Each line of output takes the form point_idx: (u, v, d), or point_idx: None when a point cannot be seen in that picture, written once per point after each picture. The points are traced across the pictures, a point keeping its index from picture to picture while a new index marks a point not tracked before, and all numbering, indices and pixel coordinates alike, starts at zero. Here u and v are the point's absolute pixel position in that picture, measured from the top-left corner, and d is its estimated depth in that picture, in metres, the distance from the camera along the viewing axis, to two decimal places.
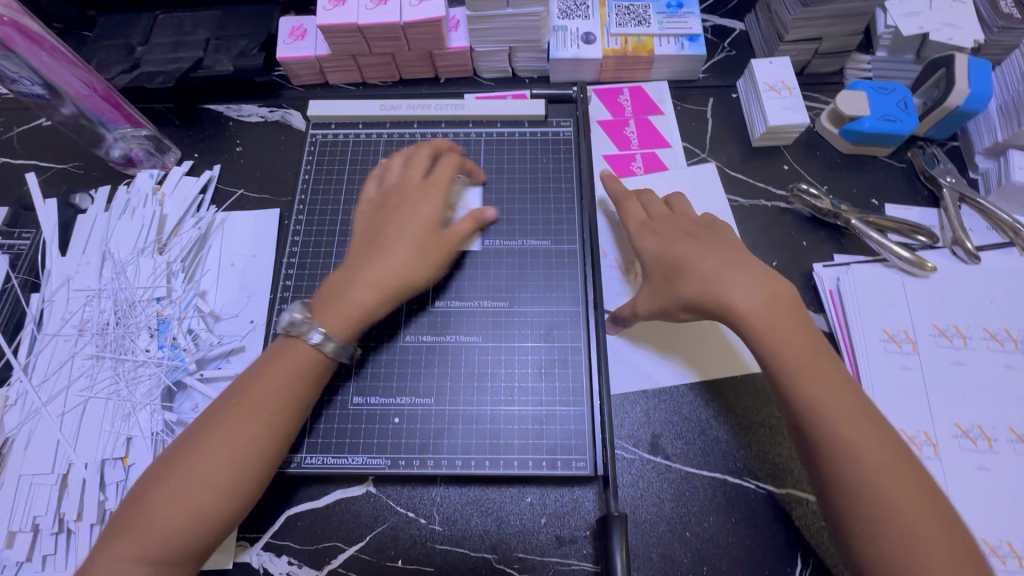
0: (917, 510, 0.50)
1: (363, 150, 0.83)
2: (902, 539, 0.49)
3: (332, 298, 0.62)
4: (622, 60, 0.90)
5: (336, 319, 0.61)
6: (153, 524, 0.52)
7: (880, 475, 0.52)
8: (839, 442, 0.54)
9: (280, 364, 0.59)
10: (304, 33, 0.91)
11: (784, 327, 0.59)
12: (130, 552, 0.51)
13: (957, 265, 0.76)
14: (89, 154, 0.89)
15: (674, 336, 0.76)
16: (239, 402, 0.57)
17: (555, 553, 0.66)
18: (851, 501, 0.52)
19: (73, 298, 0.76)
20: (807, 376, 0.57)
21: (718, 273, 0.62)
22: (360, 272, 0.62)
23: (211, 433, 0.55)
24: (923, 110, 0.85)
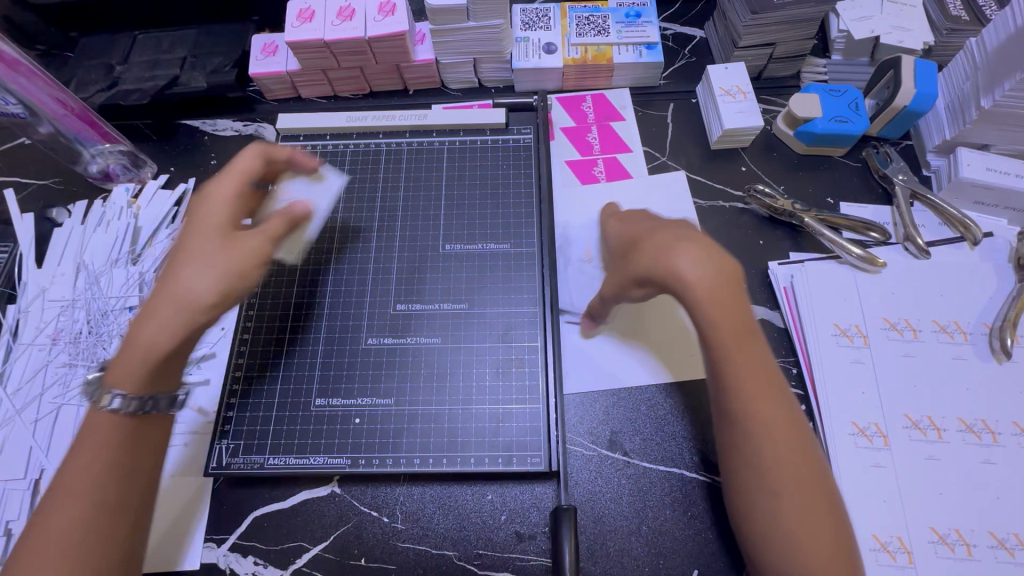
0: (804, 486, 0.54)
1: (330, 161, 0.85)
2: (781, 511, 0.53)
3: (135, 348, 0.57)
4: (583, 68, 0.92)
5: (123, 376, 0.56)
6: (79, 499, 0.52)
7: (778, 454, 0.54)
8: (745, 417, 0.56)
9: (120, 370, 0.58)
10: (275, 50, 0.93)
11: (728, 304, 0.58)
12: (66, 527, 0.52)
13: (909, 260, 0.78)
14: (67, 169, 0.92)
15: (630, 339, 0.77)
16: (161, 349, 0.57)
17: (515, 550, 0.67)
18: (750, 470, 0.55)
19: (47, 308, 0.78)
20: (734, 347, 0.57)
21: (676, 248, 0.59)
22: (152, 318, 0.57)
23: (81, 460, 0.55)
24: (874, 110, 0.87)
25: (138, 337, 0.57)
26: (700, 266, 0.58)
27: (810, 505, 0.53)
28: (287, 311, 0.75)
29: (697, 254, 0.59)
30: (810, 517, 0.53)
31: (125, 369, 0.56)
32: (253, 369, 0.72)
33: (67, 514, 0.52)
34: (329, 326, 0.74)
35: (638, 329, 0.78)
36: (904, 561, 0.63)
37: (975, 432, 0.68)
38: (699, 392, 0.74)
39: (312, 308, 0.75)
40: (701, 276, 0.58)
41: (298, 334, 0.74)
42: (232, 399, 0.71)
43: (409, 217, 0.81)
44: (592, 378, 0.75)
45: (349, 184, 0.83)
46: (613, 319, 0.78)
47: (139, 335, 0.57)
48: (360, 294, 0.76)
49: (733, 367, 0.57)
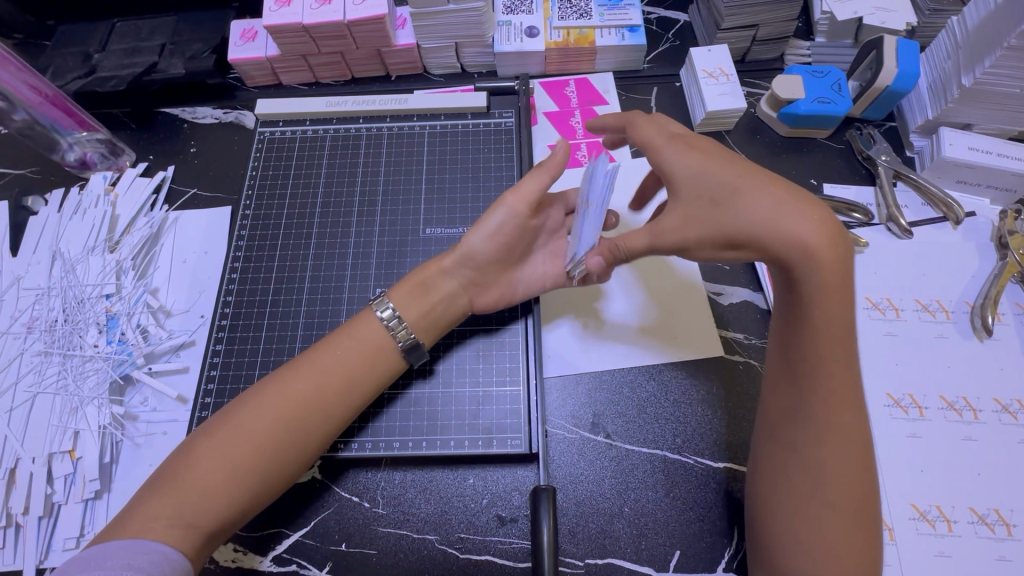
0: (863, 495, 0.53)
1: (310, 146, 0.85)
2: (833, 513, 0.53)
3: (427, 274, 0.68)
4: (565, 52, 0.92)
5: (325, 367, 0.61)
6: (213, 482, 0.54)
7: (847, 458, 0.53)
8: (821, 415, 0.54)
9: (348, 362, 0.62)
10: (255, 35, 0.92)
11: (835, 296, 0.52)
12: (165, 508, 0.53)
13: (891, 241, 0.78)
14: (44, 158, 0.91)
15: (612, 328, 0.77)
16: (321, 418, 0.59)
17: (495, 533, 0.67)
18: (810, 470, 0.54)
19: (23, 297, 0.78)
20: (829, 340, 0.53)
21: (803, 225, 0.52)
22: (443, 269, 0.68)
23: (251, 426, 0.57)
24: (857, 92, 0.87)
25: (302, 390, 0.59)
26: (821, 245, 0.52)
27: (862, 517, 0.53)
28: (266, 297, 0.75)
29: (822, 222, 0.52)
30: (860, 533, 0.52)
31: (329, 402, 0.60)
32: (231, 355, 0.72)
33: (249, 487, 0.56)
34: (309, 311, 0.74)
35: (619, 318, 0.77)
36: (886, 538, 0.63)
37: (957, 409, 0.68)
38: (679, 374, 0.74)
39: (291, 294, 0.75)
40: (829, 253, 0.52)
41: (277, 320, 0.74)
42: (209, 386, 0.71)
43: (389, 202, 0.80)
44: (577, 362, 0.75)
45: (329, 170, 0.83)
46: (593, 310, 0.78)
47: (294, 388, 0.59)
48: (340, 280, 0.76)
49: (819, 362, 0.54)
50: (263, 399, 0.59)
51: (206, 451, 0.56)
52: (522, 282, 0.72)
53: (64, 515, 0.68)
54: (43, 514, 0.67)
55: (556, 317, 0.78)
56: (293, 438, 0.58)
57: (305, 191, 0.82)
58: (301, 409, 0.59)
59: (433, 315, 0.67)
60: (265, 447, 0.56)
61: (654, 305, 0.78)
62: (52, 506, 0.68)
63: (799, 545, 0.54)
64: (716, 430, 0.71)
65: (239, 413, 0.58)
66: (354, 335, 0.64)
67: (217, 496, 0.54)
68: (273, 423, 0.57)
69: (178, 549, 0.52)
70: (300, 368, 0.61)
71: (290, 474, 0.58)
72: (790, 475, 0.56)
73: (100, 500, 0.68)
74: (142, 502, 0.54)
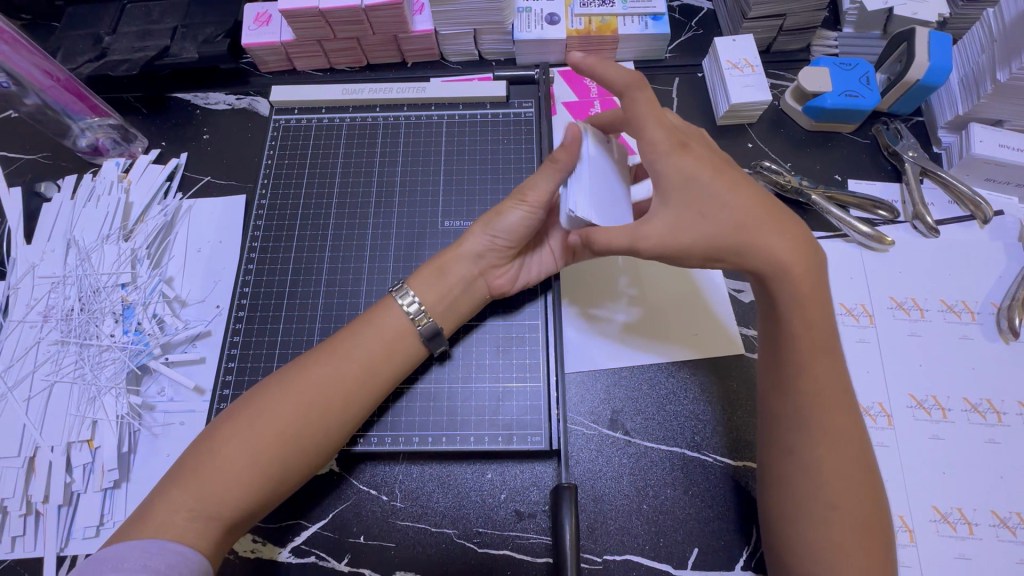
0: (864, 494, 0.54)
1: (326, 135, 0.83)
2: (836, 513, 0.53)
3: (446, 259, 0.67)
4: (586, 40, 0.89)
5: (345, 358, 0.61)
6: (236, 474, 0.54)
7: (841, 457, 0.54)
8: (810, 417, 0.55)
9: (368, 354, 0.61)
10: (268, 19, 0.90)
11: (811, 302, 0.56)
12: (187, 500, 0.53)
13: (917, 239, 0.77)
14: (55, 143, 0.89)
15: (631, 324, 0.76)
16: (341, 409, 0.59)
17: (514, 528, 0.67)
18: (808, 474, 0.55)
19: (38, 285, 0.77)
20: (812, 343, 0.56)
21: (777, 236, 0.56)
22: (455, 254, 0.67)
23: (272, 417, 0.56)
24: (886, 86, 0.85)
25: (325, 381, 0.59)
26: (791, 254, 0.56)
27: (865, 512, 0.53)
28: (283, 289, 0.74)
29: (793, 239, 0.56)
30: (863, 530, 0.53)
31: (350, 394, 0.60)
32: (249, 347, 0.71)
33: (270, 480, 0.56)
34: (326, 304, 0.73)
35: (638, 314, 0.76)
36: (906, 540, 0.63)
37: (981, 412, 0.68)
38: (699, 371, 0.73)
39: (308, 286, 0.74)
40: (800, 264, 0.56)
41: (295, 312, 0.73)
42: (228, 377, 0.70)
43: (407, 193, 0.79)
44: (593, 359, 0.74)
45: (346, 160, 0.82)
46: (612, 306, 0.77)
47: (316, 377, 0.59)
48: (357, 272, 0.75)
49: (798, 365, 0.56)
50: (284, 390, 0.58)
51: (229, 442, 0.55)
52: (535, 264, 0.71)
53: (83, 504, 0.68)
54: (63, 503, 0.67)
55: (574, 311, 0.77)
56: (314, 431, 0.58)
57: (322, 181, 0.80)
58: (321, 402, 0.58)
59: (451, 300, 0.66)
60: (288, 439, 0.56)
61: (674, 301, 0.77)
62: (72, 495, 0.68)
63: (809, 549, 0.54)
64: (735, 428, 0.70)
65: (259, 405, 0.58)
66: (376, 324, 0.63)
67: (240, 488, 0.54)
68: (296, 415, 0.57)
69: (195, 546, 0.52)
70: (321, 359, 0.60)
71: (310, 466, 0.58)
72: (789, 481, 0.56)
73: (119, 489, 0.69)
74: (162, 495, 0.54)
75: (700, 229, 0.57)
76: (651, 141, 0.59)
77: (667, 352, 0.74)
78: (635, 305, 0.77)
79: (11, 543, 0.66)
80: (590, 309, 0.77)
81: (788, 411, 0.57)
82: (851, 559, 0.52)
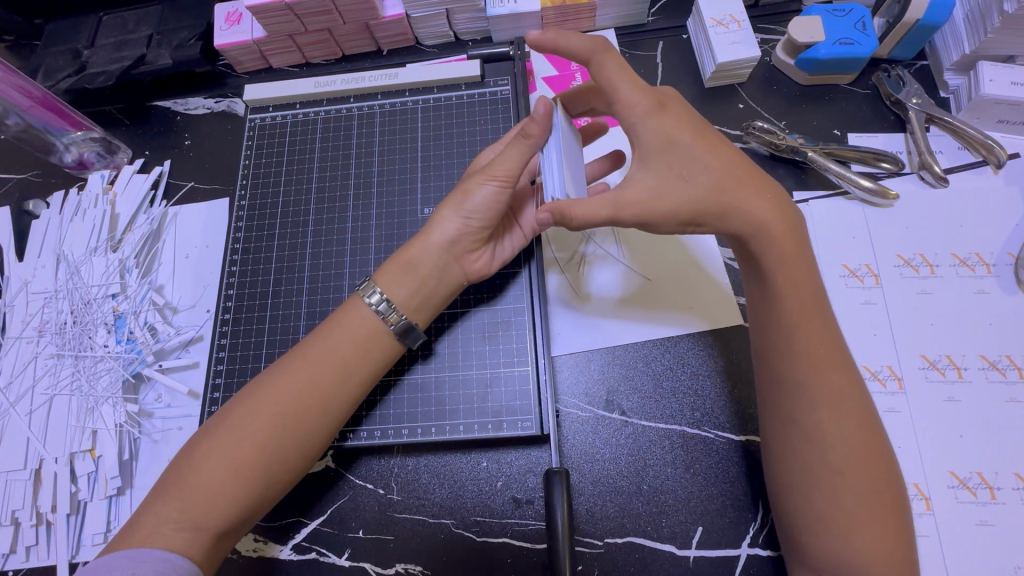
0: (871, 461, 0.51)
1: (301, 130, 0.82)
2: (844, 482, 0.50)
3: (414, 251, 0.64)
4: (562, 10, 0.85)
5: (319, 353, 0.60)
6: (216, 485, 0.54)
7: (843, 423, 0.51)
8: (803, 375, 0.53)
9: (337, 349, 0.60)
10: (239, 18, 0.88)
11: (796, 264, 0.54)
12: (173, 510, 0.53)
13: (925, 191, 0.72)
14: (42, 161, 0.90)
15: (648, 326, 0.72)
16: (317, 410, 0.58)
17: (513, 516, 0.66)
18: (813, 443, 0.52)
19: (32, 301, 0.78)
20: (799, 307, 0.54)
21: (744, 198, 0.54)
22: (419, 244, 0.64)
23: (247, 422, 0.56)
24: (884, 30, 0.79)
25: (298, 386, 0.58)
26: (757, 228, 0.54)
27: (877, 478, 0.50)
28: (267, 289, 0.74)
29: (771, 200, 0.55)
30: (873, 500, 0.50)
31: (324, 392, 0.59)
32: (237, 349, 0.71)
33: (253, 491, 0.55)
34: (310, 301, 0.73)
35: (650, 313, 0.72)
36: (923, 509, 0.59)
37: (1000, 369, 0.64)
38: (696, 346, 0.71)
39: (292, 285, 0.74)
40: (779, 224, 0.54)
41: (280, 311, 0.72)
42: (218, 380, 0.70)
43: (385, 183, 0.78)
44: (613, 375, 0.71)
45: (322, 154, 0.80)
46: (621, 313, 0.73)
47: (287, 382, 0.58)
48: (340, 267, 0.74)
49: (782, 332, 0.54)
50: (259, 393, 0.58)
51: (210, 450, 0.55)
52: (507, 242, 0.70)
53: (89, 512, 0.69)
54: (71, 512, 0.69)
55: (575, 334, 0.73)
56: (293, 432, 0.57)
57: (299, 177, 0.79)
58: (294, 401, 0.57)
59: (423, 294, 0.64)
60: (265, 444, 0.56)
61: (670, 284, 0.73)
62: (79, 504, 0.69)
63: (821, 526, 0.51)
64: (736, 402, 0.68)
65: (234, 416, 0.57)
66: (347, 324, 0.62)
67: (223, 499, 0.54)
68: (270, 424, 0.56)
69: (184, 553, 0.52)
70: (294, 361, 0.60)
71: (294, 471, 0.58)
72: (792, 450, 0.53)
73: (123, 496, 0.70)
74: (148, 510, 0.54)
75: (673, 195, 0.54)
76: (626, 104, 0.57)
77: (677, 313, 0.72)
78: (610, 253, 0.76)
79: (25, 553, 0.68)
80: (565, 262, 0.76)
81: (782, 375, 0.54)
82: (865, 531, 0.49)
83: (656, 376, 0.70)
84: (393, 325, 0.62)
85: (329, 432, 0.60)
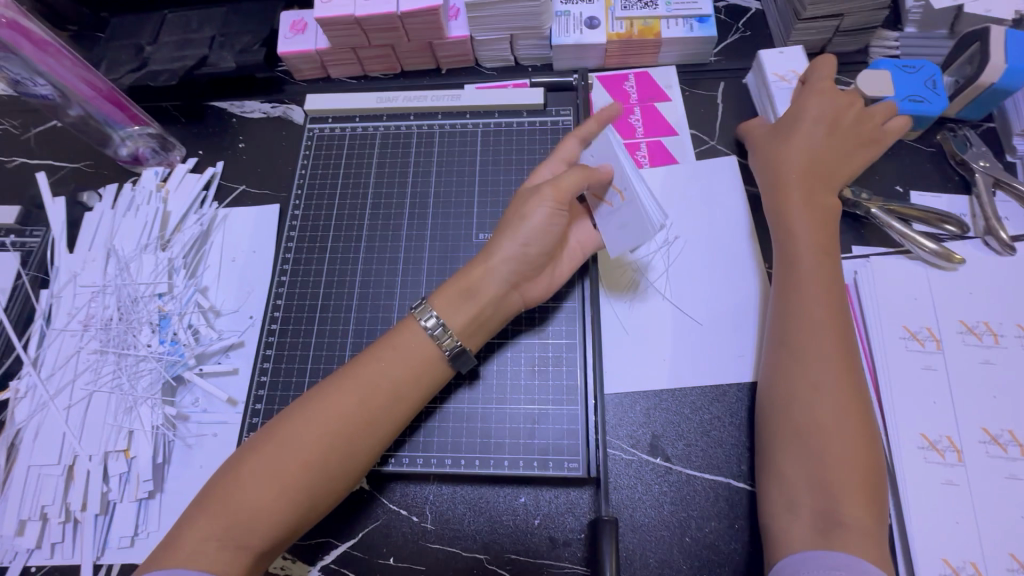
0: (860, 459, 0.54)
1: (359, 144, 0.82)
2: (832, 474, 0.54)
3: (475, 278, 0.63)
4: (627, 44, 0.85)
5: (382, 367, 0.60)
6: (253, 504, 0.53)
7: (839, 417, 0.56)
8: (823, 385, 0.57)
9: (391, 366, 0.60)
10: (304, 27, 0.89)
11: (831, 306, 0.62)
12: (214, 527, 0.52)
13: (990, 257, 0.71)
14: (97, 152, 0.91)
15: (701, 361, 0.71)
16: (368, 431, 0.58)
17: (549, 556, 0.64)
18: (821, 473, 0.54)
19: (79, 294, 0.78)
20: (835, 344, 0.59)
21: (808, 256, 0.65)
22: (482, 268, 0.64)
23: (298, 435, 0.56)
24: (953, 89, 0.78)
25: (351, 402, 0.57)
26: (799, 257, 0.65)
27: (864, 473, 0.54)
28: (316, 302, 0.74)
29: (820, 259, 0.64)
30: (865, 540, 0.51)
31: (374, 411, 0.58)
32: (281, 361, 0.71)
33: (288, 513, 0.54)
34: (358, 318, 0.72)
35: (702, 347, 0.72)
36: None
37: None
38: (748, 396, 0.69)
39: (341, 300, 0.74)
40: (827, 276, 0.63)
41: (326, 325, 0.72)
42: (260, 391, 0.70)
43: (441, 206, 0.77)
44: (671, 414, 0.69)
45: (379, 170, 0.81)
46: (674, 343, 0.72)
47: (341, 399, 0.58)
48: (391, 286, 0.74)
49: (801, 331, 0.61)
50: (313, 406, 0.57)
51: (256, 463, 0.55)
52: (564, 266, 0.70)
53: (119, 514, 0.68)
54: (100, 512, 0.68)
55: (626, 360, 0.72)
56: (341, 452, 0.56)
57: (355, 192, 0.80)
58: (346, 418, 0.57)
59: (480, 320, 0.63)
60: (313, 462, 0.55)
61: (729, 323, 0.72)
62: (108, 504, 0.69)
63: (814, 513, 0.53)
64: None
65: (277, 434, 0.56)
66: (396, 343, 0.61)
67: (268, 517, 0.53)
68: (320, 442, 0.56)
69: (225, 573, 0.51)
70: (351, 375, 0.59)
71: (338, 493, 0.57)
72: (785, 439, 0.57)
73: (153, 500, 0.69)
74: (189, 522, 0.53)
75: (822, 164, 0.69)
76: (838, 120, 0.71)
77: (733, 352, 0.71)
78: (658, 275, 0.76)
79: (50, 550, 0.68)
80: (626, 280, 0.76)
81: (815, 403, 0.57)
82: (849, 525, 0.51)
83: (713, 423, 0.68)
84: (445, 347, 0.61)
85: (377, 453, 0.59)
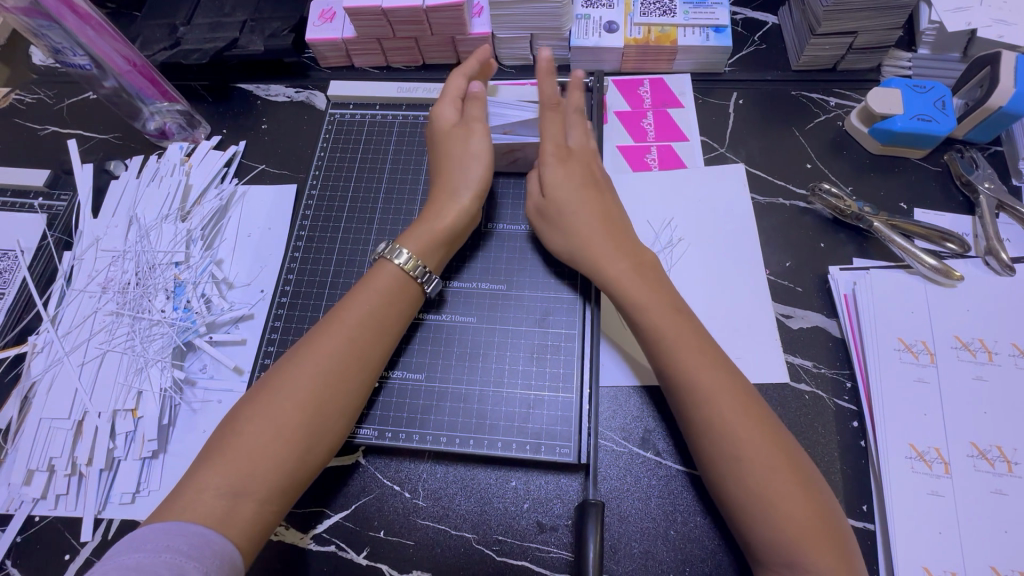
0: (792, 469, 0.54)
1: (378, 130, 0.85)
2: (770, 490, 0.53)
3: (449, 221, 0.69)
4: (644, 50, 0.88)
5: (362, 312, 0.64)
6: (259, 447, 0.55)
7: (759, 430, 0.55)
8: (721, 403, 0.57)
9: (375, 309, 0.64)
10: (332, 16, 0.92)
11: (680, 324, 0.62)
12: (216, 479, 0.54)
13: (989, 276, 0.72)
14: (127, 125, 0.94)
15: None
16: (358, 368, 0.61)
17: (535, 540, 0.65)
18: (753, 489, 0.54)
19: (100, 258, 0.81)
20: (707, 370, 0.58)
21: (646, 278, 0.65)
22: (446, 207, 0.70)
23: (291, 380, 0.59)
24: (963, 111, 0.80)
25: (340, 341, 0.61)
26: (653, 290, 0.64)
27: (804, 480, 0.54)
28: (325, 279, 0.76)
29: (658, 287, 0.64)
30: (821, 541, 0.51)
31: (361, 350, 0.62)
32: (288, 333, 0.74)
33: (295, 454, 0.56)
34: None
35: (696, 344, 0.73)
36: None
37: None
38: None
39: (350, 279, 0.76)
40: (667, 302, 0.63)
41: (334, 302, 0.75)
42: (267, 360, 0.72)
43: None
44: (663, 409, 0.70)
45: (396, 156, 0.83)
46: None
47: (332, 343, 0.61)
48: None
49: (695, 351, 0.59)
50: (304, 351, 0.61)
51: (254, 410, 0.58)
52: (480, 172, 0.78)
53: (122, 470, 0.70)
54: (104, 467, 0.70)
55: (624, 354, 0.74)
56: (334, 390, 0.59)
57: (370, 176, 0.82)
58: (337, 357, 0.60)
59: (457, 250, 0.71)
60: (310, 403, 0.58)
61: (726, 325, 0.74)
62: (113, 461, 0.71)
63: (772, 533, 0.52)
64: None
65: (274, 381, 0.59)
66: (376, 287, 0.65)
67: (266, 466, 0.55)
68: (314, 381, 0.59)
69: (219, 530, 0.52)
70: (336, 320, 0.63)
71: (337, 433, 0.60)
72: (717, 463, 0.56)
73: (156, 459, 0.71)
74: (189, 476, 0.55)
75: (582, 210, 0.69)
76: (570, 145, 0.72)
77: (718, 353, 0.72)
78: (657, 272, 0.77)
79: (54, 500, 0.70)
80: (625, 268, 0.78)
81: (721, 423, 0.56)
82: (812, 535, 0.51)
83: None
84: (414, 274, 0.66)
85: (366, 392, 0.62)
